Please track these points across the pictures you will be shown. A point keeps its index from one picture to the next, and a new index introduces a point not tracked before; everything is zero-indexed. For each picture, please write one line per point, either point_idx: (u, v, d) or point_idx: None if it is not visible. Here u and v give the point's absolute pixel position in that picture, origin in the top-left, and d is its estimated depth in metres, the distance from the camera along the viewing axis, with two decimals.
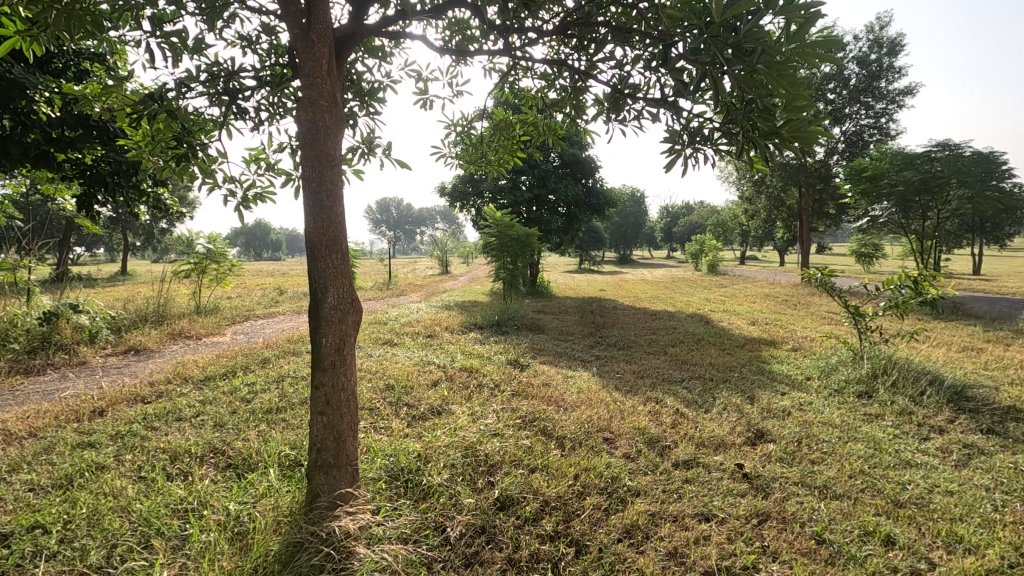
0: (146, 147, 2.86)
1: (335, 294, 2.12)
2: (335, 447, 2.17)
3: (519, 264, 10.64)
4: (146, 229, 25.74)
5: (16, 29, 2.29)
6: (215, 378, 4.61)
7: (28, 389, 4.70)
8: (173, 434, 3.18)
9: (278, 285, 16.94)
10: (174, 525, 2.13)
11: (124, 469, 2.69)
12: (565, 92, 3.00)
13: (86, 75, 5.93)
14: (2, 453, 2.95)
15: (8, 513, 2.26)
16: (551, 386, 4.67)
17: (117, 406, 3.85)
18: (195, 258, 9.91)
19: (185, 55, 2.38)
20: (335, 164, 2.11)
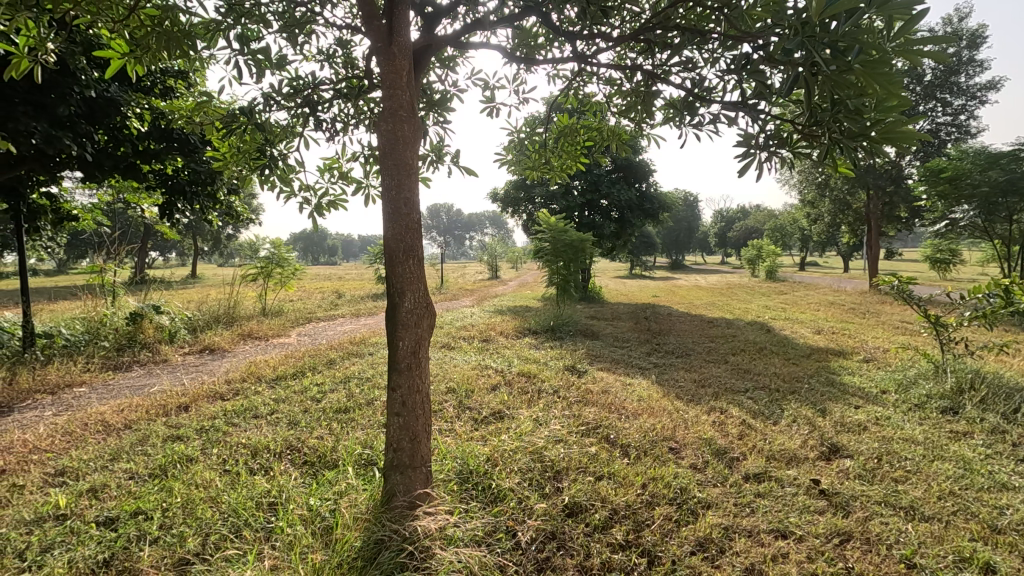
0: (231, 158, 3.04)
1: (412, 298, 2.18)
2: (410, 448, 2.23)
3: (572, 269, 10.57)
4: (214, 235, 27.22)
5: (121, 51, 2.50)
6: (286, 378, 4.82)
7: (120, 384, 5.06)
8: (252, 430, 3.36)
9: (336, 289, 17.53)
10: (260, 518, 2.24)
11: (211, 462, 2.85)
12: (630, 99, 2.99)
13: (171, 91, 6.29)
14: (103, 443, 3.20)
15: (113, 499, 2.44)
16: (611, 393, 4.62)
17: (200, 402, 4.08)
18: (261, 263, 10.43)
19: (269, 71, 2.52)
20: (412, 172, 2.17)
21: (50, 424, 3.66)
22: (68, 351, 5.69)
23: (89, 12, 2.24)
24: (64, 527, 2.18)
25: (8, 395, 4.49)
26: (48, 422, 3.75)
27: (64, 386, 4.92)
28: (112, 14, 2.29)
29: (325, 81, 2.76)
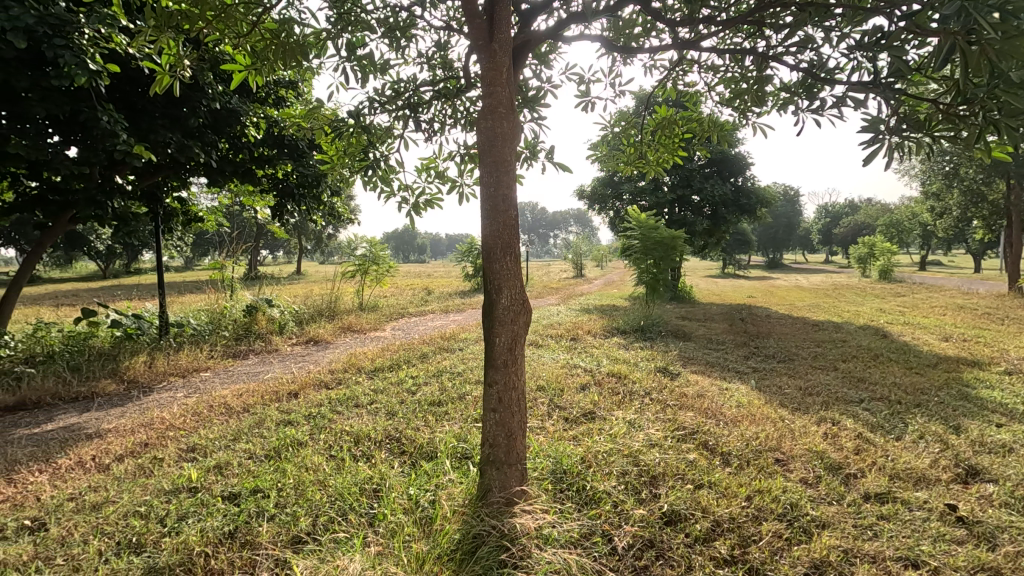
0: (338, 160, 3.20)
1: (509, 296, 2.18)
2: (506, 444, 2.23)
3: (662, 268, 10.21)
4: (316, 234, 29.23)
5: (242, 63, 2.70)
6: (382, 369, 5.05)
7: (238, 370, 5.55)
8: (354, 418, 3.53)
9: (426, 286, 18.15)
10: (363, 504, 2.34)
11: (318, 447, 3.03)
12: (736, 87, 2.81)
13: (283, 101, 6.78)
14: (226, 424, 3.50)
15: (235, 476, 2.66)
16: (707, 397, 4.40)
17: (307, 390, 4.37)
18: (359, 260, 11.05)
19: (373, 75, 2.62)
20: (510, 168, 2.17)
21: (182, 404, 4.07)
22: (195, 338, 6.32)
23: (218, 28, 2.44)
24: (196, 499, 2.40)
25: (148, 376, 5.07)
26: (181, 402, 4.18)
27: (193, 370, 5.48)
28: (237, 30, 2.48)
29: (425, 83, 2.83)
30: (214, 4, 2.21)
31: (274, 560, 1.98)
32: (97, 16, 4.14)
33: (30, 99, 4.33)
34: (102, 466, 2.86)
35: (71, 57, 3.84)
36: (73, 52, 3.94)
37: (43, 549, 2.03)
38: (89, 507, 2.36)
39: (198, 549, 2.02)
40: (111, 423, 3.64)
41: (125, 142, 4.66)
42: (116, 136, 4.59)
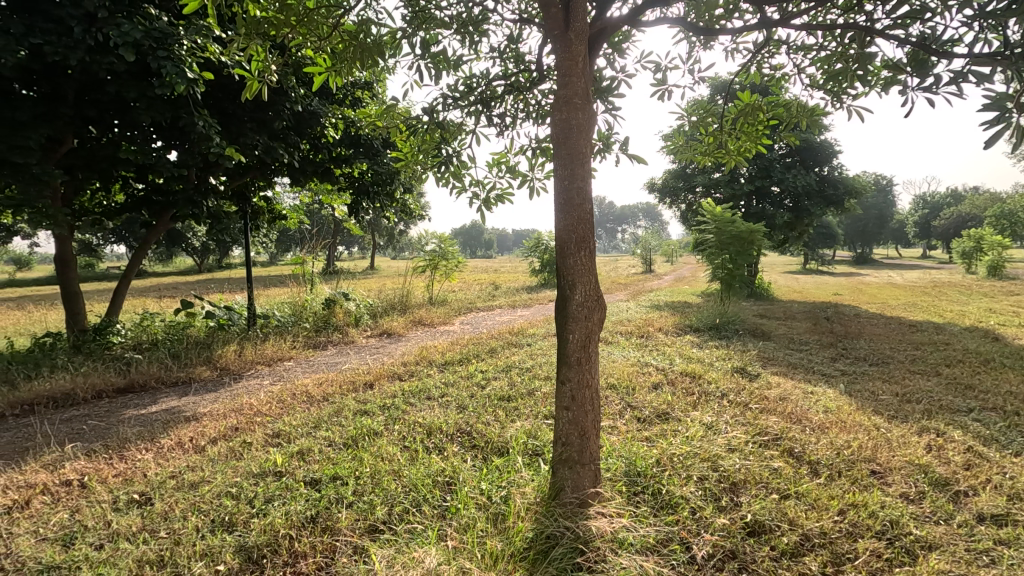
0: (412, 158, 3.26)
1: (583, 291, 2.12)
2: (579, 443, 2.18)
3: (739, 263, 9.73)
4: (388, 230, 30.22)
5: (323, 66, 2.78)
6: (453, 363, 5.12)
7: (318, 361, 5.82)
8: (426, 410, 3.61)
9: (493, 281, 18.29)
10: (437, 496, 2.37)
11: (393, 438, 3.11)
12: (830, 67, 2.59)
13: (359, 101, 7.02)
14: (308, 412, 3.67)
15: (316, 462, 2.78)
16: (791, 400, 4.13)
17: (381, 381, 4.50)
18: (429, 255, 11.31)
19: (446, 72, 2.63)
20: (586, 160, 2.11)
21: (268, 392, 4.31)
22: (280, 329, 6.70)
23: (301, 33, 2.54)
24: (281, 483, 2.52)
25: (238, 364, 5.42)
26: (267, 390, 4.44)
27: (277, 359, 5.81)
28: (319, 33, 2.56)
29: (497, 77, 2.81)
30: (298, 8, 2.30)
31: (353, 547, 2.04)
32: (194, 28, 4.45)
33: (137, 108, 4.73)
34: (199, 447, 3.08)
35: (172, 67, 4.15)
36: (174, 62, 4.26)
37: (150, 522, 2.21)
38: (188, 485, 2.54)
39: (283, 531, 2.12)
40: (206, 407, 3.91)
41: (218, 146, 4.99)
42: (211, 140, 4.92)
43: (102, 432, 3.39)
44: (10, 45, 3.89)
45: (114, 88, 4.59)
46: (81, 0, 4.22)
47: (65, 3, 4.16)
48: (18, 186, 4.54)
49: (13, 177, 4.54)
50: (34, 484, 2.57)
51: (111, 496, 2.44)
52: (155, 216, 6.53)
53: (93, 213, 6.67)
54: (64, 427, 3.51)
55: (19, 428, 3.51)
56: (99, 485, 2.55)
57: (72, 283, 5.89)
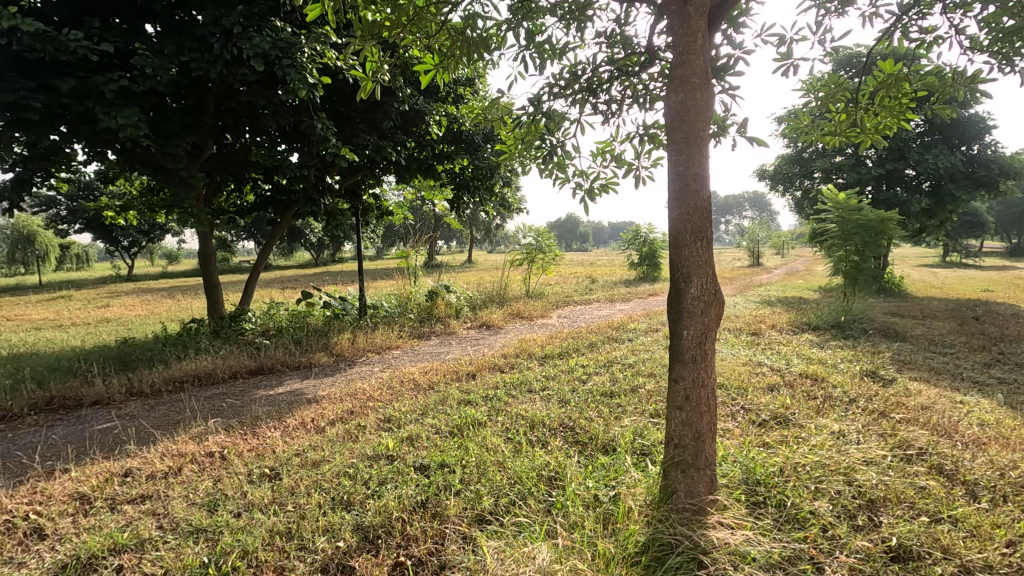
0: (515, 150, 3.24)
1: (699, 285, 1.97)
2: (692, 447, 2.05)
3: (866, 256, 8.78)
4: (485, 224, 30.86)
5: (432, 63, 2.83)
6: (553, 356, 5.09)
7: (422, 350, 6.05)
8: (528, 403, 3.60)
9: (590, 274, 18.02)
10: (542, 490, 2.35)
11: (496, 429, 3.13)
12: (1000, 25, 2.20)
13: (461, 98, 7.16)
14: (415, 399, 3.82)
15: (424, 448, 2.87)
16: (937, 410, 3.64)
17: (483, 372, 4.58)
18: (526, 249, 11.37)
19: (551, 61, 2.56)
20: (703, 144, 1.95)
21: (378, 378, 4.55)
22: (387, 319, 7.06)
23: (411, 31, 2.58)
24: (393, 467, 2.63)
25: (351, 350, 5.78)
26: (377, 376, 4.68)
27: (385, 347, 6.11)
28: (428, 31, 2.61)
29: (604, 61, 2.64)
30: (410, 7, 2.33)
31: (462, 535, 2.07)
32: (314, 36, 4.76)
33: (266, 114, 5.16)
34: (319, 428, 3.31)
35: (295, 73, 4.46)
36: (297, 68, 4.57)
37: (279, 495, 2.39)
38: (310, 463, 2.72)
39: (396, 514, 2.20)
40: (325, 391, 4.20)
41: (334, 146, 5.32)
42: (328, 141, 5.26)
43: (239, 410, 3.76)
44: (164, 63, 4.40)
45: (247, 97, 5.04)
46: (221, 19, 4.65)
47: (208, 23, 4.62)
48: (170, 188, 5.14)
49: (166, 180, 5.14)
50: (185, 453, 2.90)
51: (246, 468, 2.68)
52: (279, 214, 7.11)
53: (228, 212, 7.41)
54: (208, 403, 3.93)
55: (172, 402, 3.98)
56: (237, 458, 2.82)
57: (213, 276, 6.59)
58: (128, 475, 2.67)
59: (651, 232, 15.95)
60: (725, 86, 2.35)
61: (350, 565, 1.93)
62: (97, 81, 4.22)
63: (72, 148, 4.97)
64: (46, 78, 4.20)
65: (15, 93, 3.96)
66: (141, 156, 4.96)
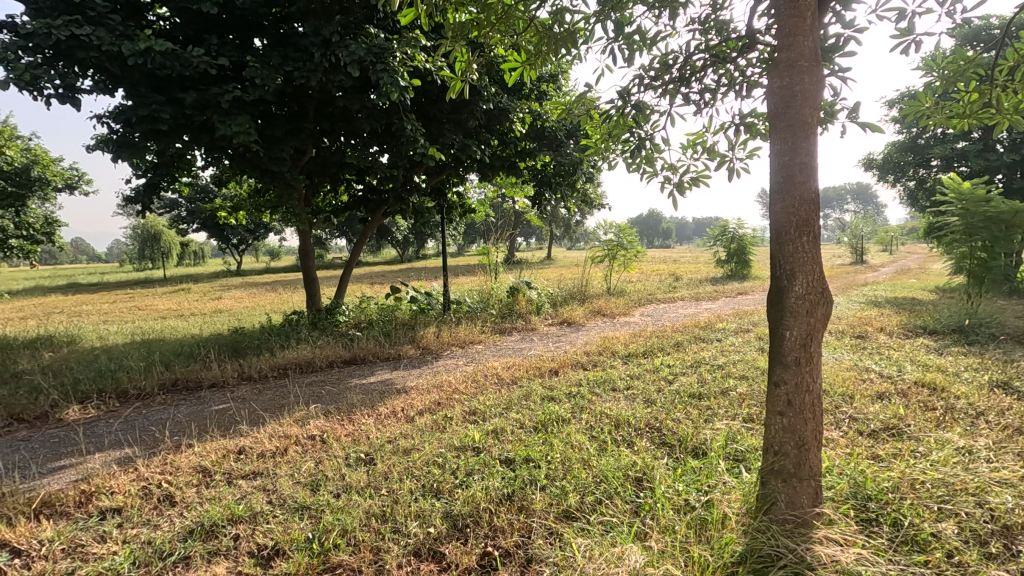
0: (602, 144, 3.17)
1: (804, 283, 1.84)
2: (795, 455, 1.92)
3: (995, 252, 7.81)
4: (564, 220, 30.75)
5: (519, 60, 2.82)
6: (636, 355, 4.97)
7: (504, 345, 6.13)
8: (612, 401, 3.54)
9: (673, 271, 17.43)
10: (630, 491, 2.31)
11: (580, 426, 3.10)
12: None
13: (544, 94, 7.14)
14: (499, 393, 3.87)
15: (509, 442, 2.90)
16: None
17: (566, 369, 4.56)
18: (608, 245, 11.16)
19: (641, 52, 2.46)
20: (812, 132, 1.81)
21: (463, 372, 4.67)
22: (470, 314, 7.23)
23: (500, 29, 2.59)
24: (479, 458, 2.68)
25: (437, 344, 5.96)
26: (461, 369, 4.79)
27: (468, 341, 6.24)
28: (515, 28, 2.60)
29: (698, 48, 2.49)
30: (498, 6, 2.34)
31: (548, 530, 2.08)
32: (405, 40, 4.93)
33: (360, 118, 5.43)
34: (409, 417, 3.44)
35: (387, 77, 4.66)
36: (389, 73, 4.76)
37: (373, 479, 2.51)
38: (401, 450, 2.84)
39: (483, 505, 2.24)
40: (412, 382, 4.37)
41: (422, 146, 5.50)
42: (417, 142, 5.45)
43: (335, 397, 3.99)
44: (271, 73, 4.75)
45: (343, 102, 5.34)
46: (320, 29, 4.94)
47: (309, 34, 4.92)
48: (275, 190, 5.56)
49: (272, 183, 5.57)
50: (289, 435, 3.12)
51: (344, 452, 2.84)
52: (370, 213, 7.46)
53: (325, 211, 7.88)
54: (309, 390, 4.22)
55: (277, 388, 4.31)
56: (335, 442, 3.00)
57: (311, 271, 7.04)
58: (242, 452, 2.92)
59: (740, 227, 15.14)
60: (835, 68, 2.14)
61: (440, 550, 2.00)
62: (215, 93, 4.64)
63: (194, 155, 5.51)
64: (173, 92, 4.68)
65: (148, 107, 4.45)
66: (251, 160, 5.41)
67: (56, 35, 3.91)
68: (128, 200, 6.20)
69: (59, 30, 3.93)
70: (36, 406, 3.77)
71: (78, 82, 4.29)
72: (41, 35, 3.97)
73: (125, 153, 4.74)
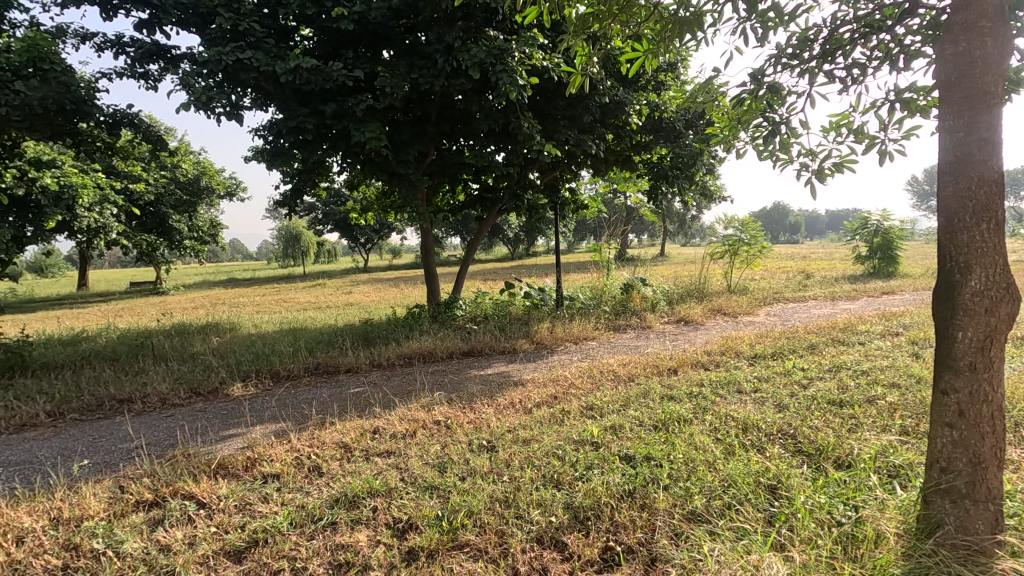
0: (728, 132, 3.00)
1: (983, 277, 1.60)
2: (970, 473, 1.69)
3: None
4: (678, 215, 29.51)
5: (640, 49, 2.75)
6: (764, 357, 4.64)
7: (619, 342, 6.02)
8: (738, 404, 3.34)
9: (803, 268, 16.02)
10: (763, 499, 2.16)
11: (704, 427, 2.97)
12: None
13: (663, 84, 6.89)
14: (616, 390, 3.81)
15: (628, 439, 2.85)
16: None
17: (686, 369, 4.38)
18: (729, 240, 10.51)
19: (778, 31, 2.28)
20: (995, 102, 1.57)
21: (578, 367, 4.66)
22: (583, 310, 7.21)
23: (621, 20, 2.54)
24: (599, 453, 2.67)
25: (551, 339, 5.99)
26: (576, 365, 4.78)
27: (582, 337, 6.20)
28: (637, 17, 2.54)
29: (845, 19, 2.24)
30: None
31: (674, 530, 2.02)
32: (523, 40, 5.01)
33: (479, 119, 5.62)
34: (527, 409, 3.51)
35: (507, 77, 4.76)
36: (508, 73, 4.86)
37: (496, 466, 2.60)
38: (521, 440, 2.91)
39: (604, 499, 2.23)
40: (529, 375, 4.45)
41: (538, 143, 5.57)
42: (533, 139, 5.52)
43: (457, 386, 4.18)
44: (399, 81, 5.08)
45: (464, 104, 5.57)
46: (443, 36, 5.18)
47: (434, 42, 5.19)
48: (401, 190, 5.93)
49: (398, 184, 5.95)
50: (417, 419, 3.33)
51: (467, 438, 2.97)
52: (487, 211, 7.71)
53: (444, 210, 8.27)
54: (433, 378, 4.47)
55: (403, 375, 4.61)
56: (458, 428, 3.14)
57: (431, 267, 7.43)
58: (376, 432, 3.16)
59: (885, 219, 13.52)
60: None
61: (563, 540, 2.02)
62: (351, 103, 5.05)
63: (332, 161, 6.05)
64: (316, 105, 5.18)
65: (296, 119, 4.97)
66: (380, 164, 5.82)
67: (225, 60, 4.50)
68: (278, 203, 6.98)
69: (228, 56, 4.52)
70: (209, 382, 4.37)
71: (241, 101, 4.90)
72: (215, 61, 4.59)
73: (277, 162, 5.33)
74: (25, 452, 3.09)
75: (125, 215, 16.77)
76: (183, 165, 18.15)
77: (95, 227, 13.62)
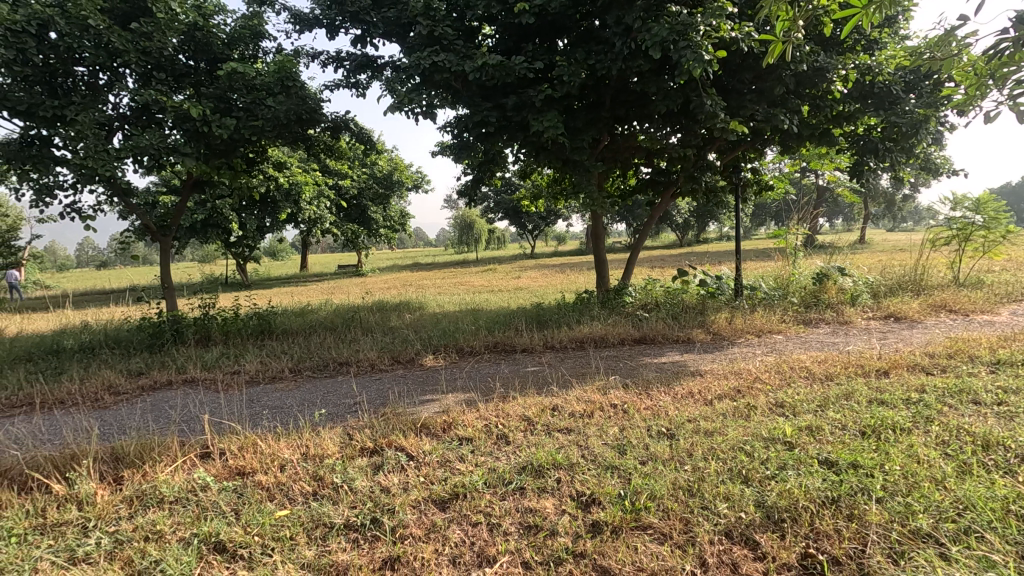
0: (977, 90, 2.49)
1: None
2: None
3: None
4: (886, 194, 25.31)
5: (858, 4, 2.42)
6: (1012, 365, 3.80)
7: (811, 337, 5.42)
8: (974, 417, 2.81)
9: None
10: (1015, 529, 1.82)
11: (928, 439, 2.56)
12: None
13: (876, 43, 5.93)
14: (812, 389, 3.46)
15: (828, 443, 2.58)
16: None
17: (899, 371, 3.79)
18: (960, 222, 8.73)
19: None
20: None
21: (763, 362, 4.31)
22: (766, 301, 6.63)
23: None
24: (793, 454, 2.47)
25: (729, 331, 5.64)
26: (760, 359, 4.43)
27: (766, 330, 5.71)
28: None
29: None
30: None
31: (892, 548, 1.80)
32: (709, 12, 4.70)
33: (657, 100, 5.43)
34: (707, 401, 3.37)
35: (690, 54, 4.52)
36: (692, 49, 4.61)
37: (677, 454, 2.56)
38: (703, 432, 2.81)
39: (803, 503, 2.06)
40: (707, 367, 4.24)
41: (723, 121, 5.21)
42: (716, 117, 5.18)
43: (630, 372, 4.17)
44: (576, 69, 5.15)
45: (641, 86, 5.44)
46: (622, 18, 5.09)
47: (613, 25, 5.12)
48: (576, 177, 6.03)
49: (572, 170, 6.06)
50: (594, 400, 3.40)
51: (645, 424, 2.96)
52: (660, 196, 7.47)
53: (615, 195, 8.19)
54: (606, 363, 4.50)
55: (576, 358, 4.72)
56: (636, 413, 3.14)
57: (602, 252, 7.43)
58: (555, 409, 3.31)
59: None
60: None
61: (756, 538, 1.92)
62: (531, 94, 5.25)
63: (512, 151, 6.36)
64: (499, 98, 5.49)
65: (481, 113, 5.32)
66: (556, 151, 5.97)
67: (423, 64, 4.98)
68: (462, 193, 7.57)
69: (425, 61, 5.00)
70: (407, 353, 4.96)
71: (434, 100, 5.39)
72: (415, 66, 5.11)
73: (464, 155, 5.78)
74: (279, 399, 3.84)
75: (335, 208, 19.58)
76: (380, 161, 20.56)
77: (314, 217, 16.11)
